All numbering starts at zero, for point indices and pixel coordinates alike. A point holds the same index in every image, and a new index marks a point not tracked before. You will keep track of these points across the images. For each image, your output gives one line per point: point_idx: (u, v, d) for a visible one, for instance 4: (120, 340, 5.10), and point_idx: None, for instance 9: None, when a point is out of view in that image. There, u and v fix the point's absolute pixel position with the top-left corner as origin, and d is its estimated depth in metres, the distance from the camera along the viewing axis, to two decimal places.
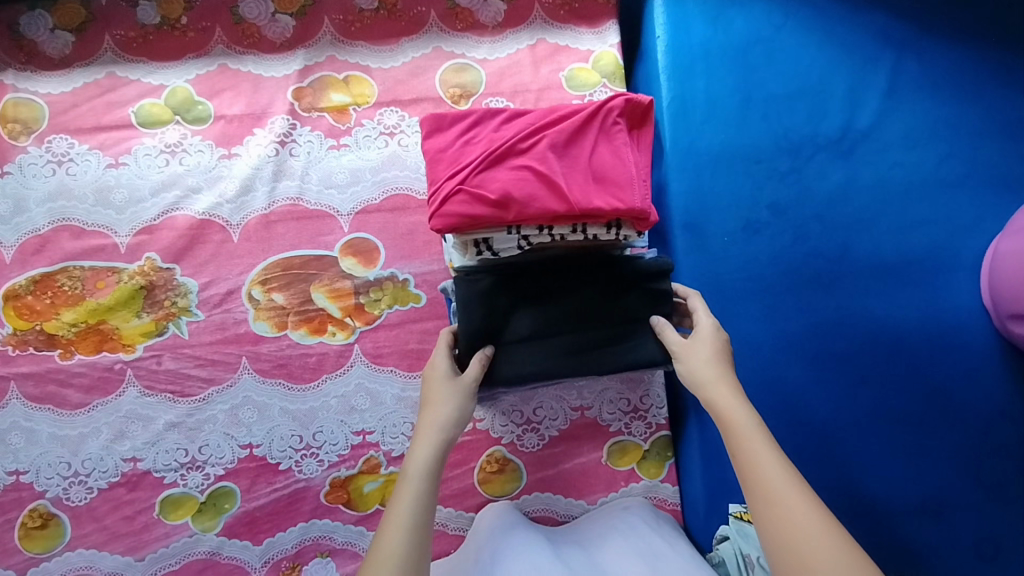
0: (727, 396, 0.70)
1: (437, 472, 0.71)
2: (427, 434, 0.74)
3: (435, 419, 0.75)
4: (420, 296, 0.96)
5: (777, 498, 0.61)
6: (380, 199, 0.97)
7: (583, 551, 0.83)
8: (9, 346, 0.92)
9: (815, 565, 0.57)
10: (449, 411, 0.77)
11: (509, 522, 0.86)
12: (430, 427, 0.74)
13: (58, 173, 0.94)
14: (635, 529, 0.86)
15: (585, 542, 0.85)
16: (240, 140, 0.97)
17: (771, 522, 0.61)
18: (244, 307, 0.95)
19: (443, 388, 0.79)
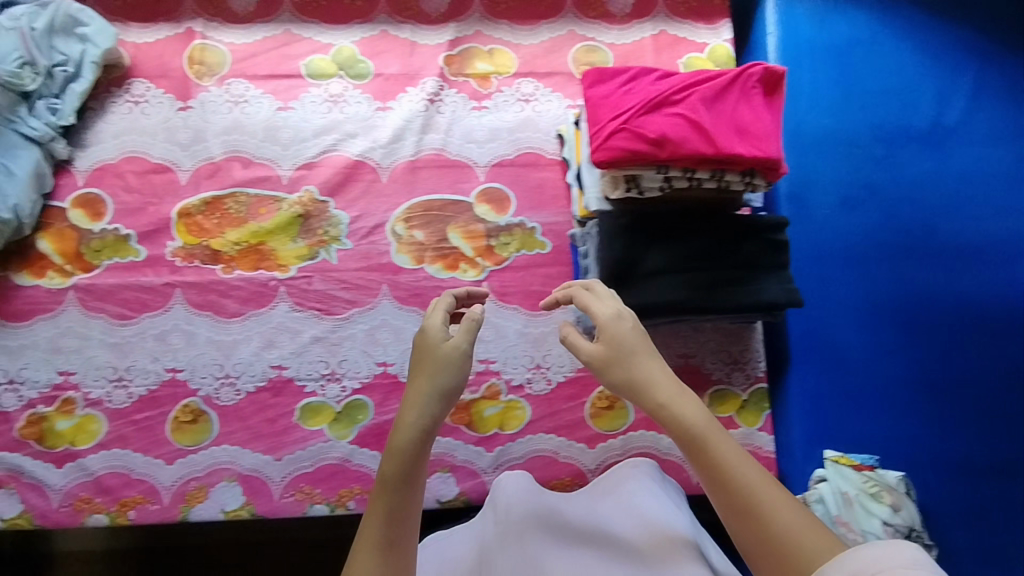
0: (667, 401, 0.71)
1: (414, 472, 0.70)
2: (410, 422, 0.71)
3: (409, 415, 0.72)
4: (545, 243, 1.06)
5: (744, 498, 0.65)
6: (514, 156, 1.08)
7: (588, 508, 0.90)
8: (177, 258, 1.02)
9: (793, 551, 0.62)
10: (434, 393, 0.72)
11: (521, 488, 0.92)
12: (408, 422, 0.71)
13: (233, 111, 1.06)
14: (633, 480, 0.94)
15: (593, 496, 0.93)
16: (395, 95, 1.08)
17: (745, 521, 0.65)
18: (388, 240, 1.05)
19: (427, 373, 0.74)
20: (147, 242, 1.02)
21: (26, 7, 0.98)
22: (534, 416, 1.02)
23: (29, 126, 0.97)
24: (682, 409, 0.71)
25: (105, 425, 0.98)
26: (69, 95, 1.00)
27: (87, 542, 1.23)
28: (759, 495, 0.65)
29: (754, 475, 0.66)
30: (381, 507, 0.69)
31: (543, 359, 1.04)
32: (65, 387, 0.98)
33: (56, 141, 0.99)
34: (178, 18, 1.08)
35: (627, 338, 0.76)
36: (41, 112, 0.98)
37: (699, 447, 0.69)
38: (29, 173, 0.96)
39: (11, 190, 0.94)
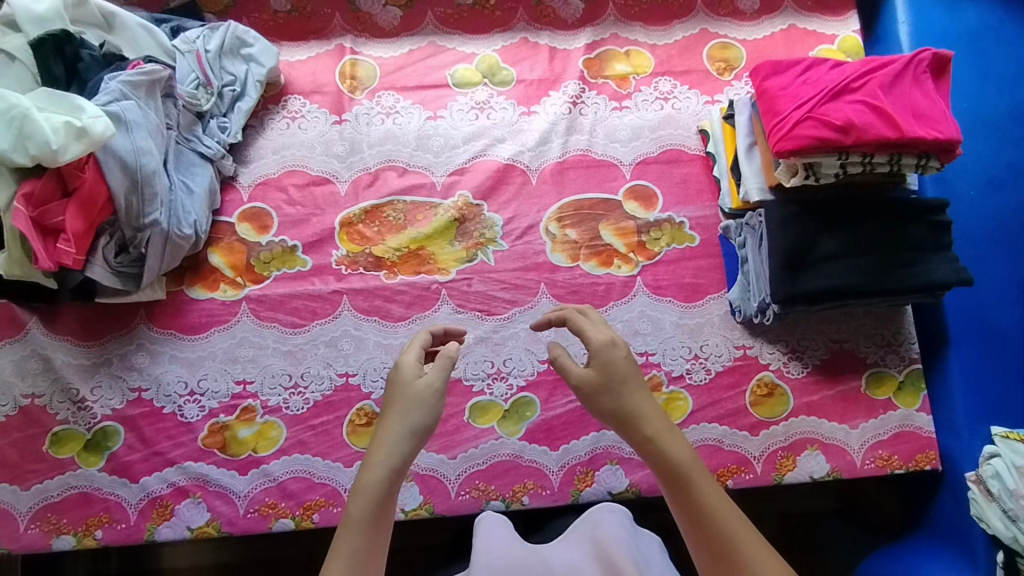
0: (671, 441, 0.71)
1: (386, 511, 0.66)
2: (375, 461, 0.68)
3: (382, 452, 0.69)
4: (694, 237, 1.08)
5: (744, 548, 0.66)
6: (657, 153, 1.10)
7: (567, 558, 0.91)
8: (342, 265, 1.05)
9: None
10: (408, 431, 0.70)
11: (500, 536, 0.92)
12: (380, 460, 0.68)
13: (385, 122, 1.10)
14: (607, 531, 0.92)
15: (567, 540, 0.94)
16: (539, 100, 1.11)
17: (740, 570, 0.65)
18: (543, 239, 1.07)
19: (398, 407, 0.71)
20: (312, 251, 1.06)
21: (198, 31, 1.02)
22: (696, 405, 1.03)
23: (203, 145, 1.01)
24: (672, 446, 0.71)
25: (284, 431, 1.00)
26: (237, 114, 1.04)
27: (193, 558, 1.27)
28: (736, 540, 0.66)
29: (731, 517, 0.68)
30: (347, 544, 0.65)
31: (701, 349, 1.05)
32: (243, 396, 1.01)
33: (225, 158, 1.03)
34: (327, 35, 1.12)
35: (620, 369, 0.74)
36: (212, 131, 1.02)
37: (680, 485, 0.69)
38: (205, 191, 1.00)
39: (192, 207, 0.97)
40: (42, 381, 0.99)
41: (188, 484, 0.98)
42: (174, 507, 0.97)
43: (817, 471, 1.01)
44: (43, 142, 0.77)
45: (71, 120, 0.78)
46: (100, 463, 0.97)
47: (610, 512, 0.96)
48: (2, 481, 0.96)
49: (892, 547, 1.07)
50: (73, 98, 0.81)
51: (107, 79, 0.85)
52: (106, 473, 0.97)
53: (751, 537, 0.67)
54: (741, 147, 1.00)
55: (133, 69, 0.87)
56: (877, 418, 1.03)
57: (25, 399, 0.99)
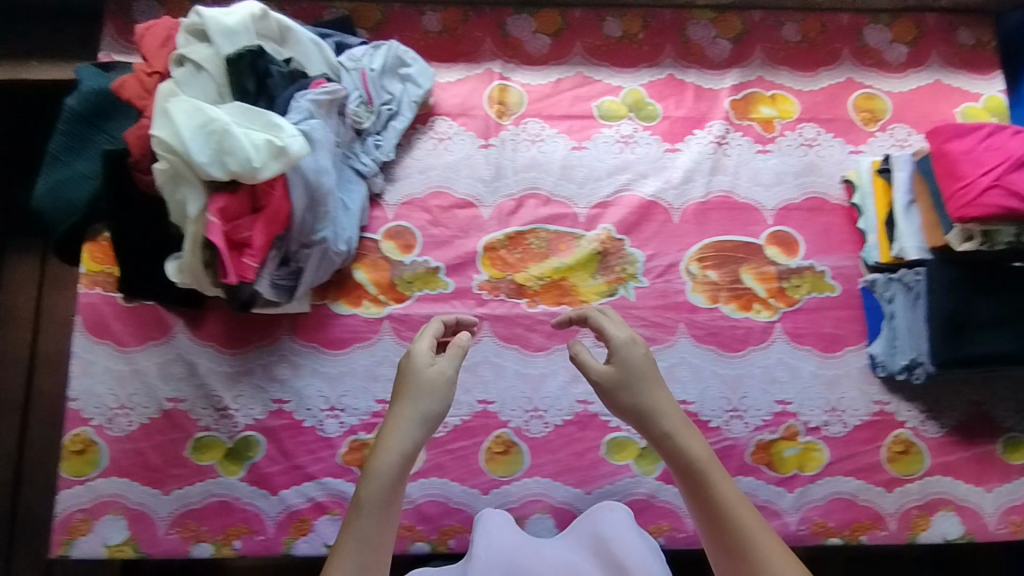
0: (686, 436, 0.71)
1: (395, 495, 0.66)
2: (388, 448, 0.68)
3: (401, 432, 0.69)
4: (835, 287, 1.08)
5: (766, 544, 0.66)
6: (801, 199, 1.10)
7: (563, 555, 0.91)
8: (484, 291, 1.05)
9: None
10: (420, 418, 0.70)
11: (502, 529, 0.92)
12: (392, 444, 0.68)
13: (531, 149, 1.09)
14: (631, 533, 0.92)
15: (571, 541, 0.94)
16: (684, 138, 1.11)
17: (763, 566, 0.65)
18: (683, 280, 1.07)
19: (415, 390, 0.71)
20: (455, 274, 1.05)
21: (362, 49, 1.03)
22: (832, 457, 1.04)
23: (360, 162, 1.01)
24: (667, 439, 0.71)
25: (423, 453, 1.01)
26: (390, 132, 1.04)
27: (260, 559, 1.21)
28: (754, 540, 0.66)
29: (746, 513, 0.68)
30: (354, 523, 0.65)
31: (838, 402, 1.06)
32: (383, 415, 1.01)
33: (376, 176, 1.03)
34: (477, 58, 1.11)
35: (640, 365, 0.75)
36: (368, 148, 1.02)
37: (705, 484, 0.69)
38: (359, 208, 1.00)
39: (348, 224, 0.98)
40: (185, 386, 1.00)
41: (327, 500, 0.99)
42: (313, 522, 0.98)
43: (951, 533, 1.02)
44: (245, 160, 0.77)
45: (271, 138, 0.78)
46: (241, 473, 0.98)
47: (610, 511, 0.95)
48: (144, 483, 0.97)
49: None
50: (268, 115, 0.80)
51: (295, 98, 0.85)
52: (246, 483, 0.98)
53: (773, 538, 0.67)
54: (901, 203, 1.00)
55: (316, 88, 0.87)
56: (1012, 482, 1.04)
57: (168, 403, 0.99)
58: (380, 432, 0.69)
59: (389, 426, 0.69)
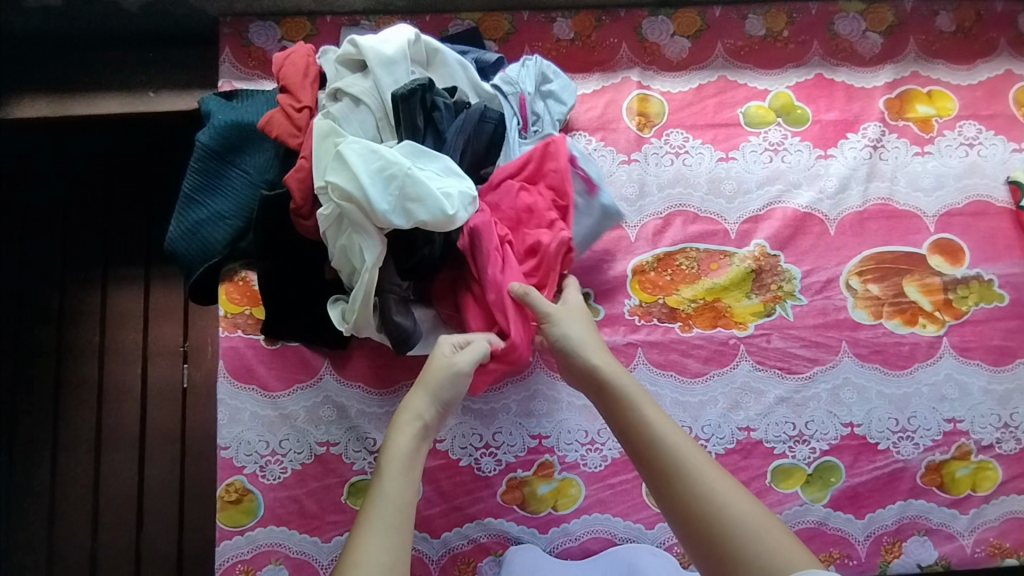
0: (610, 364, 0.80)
1: (414, 467, 0.73)
2: (407, 424, 0.76)
3: (405, 442, 0.75)
4: (1004, 296, 1.02)
5: (678, 443, 0.71)
6: (963, 204, 1.04)
7: None
8: (636, 316, 1.00)
9: (710, 492, 0.66)
10: (433, 403, 0.79)
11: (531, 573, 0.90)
12: (408, 422, 0.77)
13: (675, 162, 1.04)
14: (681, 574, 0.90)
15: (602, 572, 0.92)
16: (836, 143, 1.05)
17: (685, 463, 0.69)
18: (844, 295, 1.01)
19: (416, 393, 0.80)
20: (604, 300, 1.00)
21: (516, 68, 0.98)
22: (1006, 475, 0.99)
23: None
24: (642, 410, 0.74)
25: (583, 488, 0.96)
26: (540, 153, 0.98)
27: None
28: (668, 439, 0.71)
29: (668, 424, 0.73)
30: (375, 524, 0.66)
31: (1011, 417, 1.00)
32: (540, 450, 0.97)
33: None
34: (614, 66, 1.06)
35: (572, 312, 0.87)
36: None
37: (646, 446, 0.72)
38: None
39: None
40: (336, 429, 0.96)
41: (489, 540, 0.95)
42: (476, 564, 0.94)
43: None
44: (435, 207, 0.76)
45: (459, 186, 0.79)
46: None
47: (653, 555, 0.92)
48: (303, 531, 0.94)
49: None
50: (446, 161, 0.81)
51: (463, 133, 0.84)
52: None
53: (738, 495, 0.66)
54: None
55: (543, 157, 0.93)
56: None
57: (320, 446, 0.96)
58: (396, 419, 0.77)
59: (405, 411, 0.78)
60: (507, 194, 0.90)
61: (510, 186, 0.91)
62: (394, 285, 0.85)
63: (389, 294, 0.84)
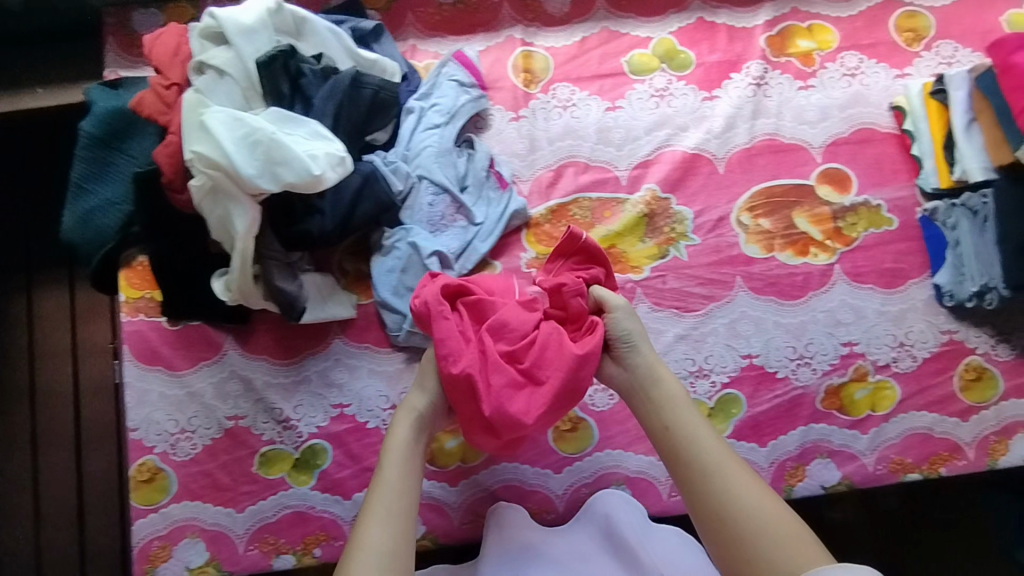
0: (667, 384, 0.85)
1: (411, 464, 0.80)
2: (403, 421, 0.83)
3: (402, 437, 0.82)
4: (892, 219, 1.03)
5: (716, 468, 0.77)
6: (848, 133, 1.05)
7: (581, 547, 0.92)
8: (532, 268, 1.02)
9: (739, 512, 0.74)
10: (427, 401, 0.84)
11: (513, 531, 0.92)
12: (406, 420, 0.83)
13: (563, 115, 1.05)
14: (661, 536, 0.93)
15: (583, 528, 0.94)
16: (720, 83, 1.06)
17: (721, 483, 0.76)
18: (735, 231, 1.03)
19: (413, 396, 0.85)
20: (501, 256, 1.02)
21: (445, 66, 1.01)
22: (905, 394, 1.01)
23: (418, 160, 0.96)
24: (690, 433, 0.80)
25: None
26: (447, 123, 0.98)
27: None
28: (711, 461, 0.78)
29: (710, 446, 0.79)
30: (374, 516, 0.75)
31: (906, 336, 1.02)
32: None
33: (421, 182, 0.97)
34: (496, 26, 1.07)
35: (629, 328, 0.87)
36: (416, 140, 0.97)
37: (687, 468, 0.79)
38: (440, 216, 0.97)
39: (444, 236, 0.97)
40: (244, 402, 0.98)
41: None
42: None
43: None
44: (300, 168, 0.75)
45: (328, 149, 0.78)
46: (312, 481, 0.97)
47: (627, 503, 0.95)
48: (217, 504, 0.96)
49: None
50: (312, 124, 0.79)
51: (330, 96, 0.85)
52: (319, 491, 0.97)
53: (776, 513, 0.74)
54: (959, 124, 0.94)
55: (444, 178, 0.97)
56: None
57: (229, 421, 0.97)
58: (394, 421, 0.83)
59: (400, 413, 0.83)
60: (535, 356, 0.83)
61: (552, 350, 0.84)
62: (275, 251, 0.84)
63: (269, 261, 0.84)
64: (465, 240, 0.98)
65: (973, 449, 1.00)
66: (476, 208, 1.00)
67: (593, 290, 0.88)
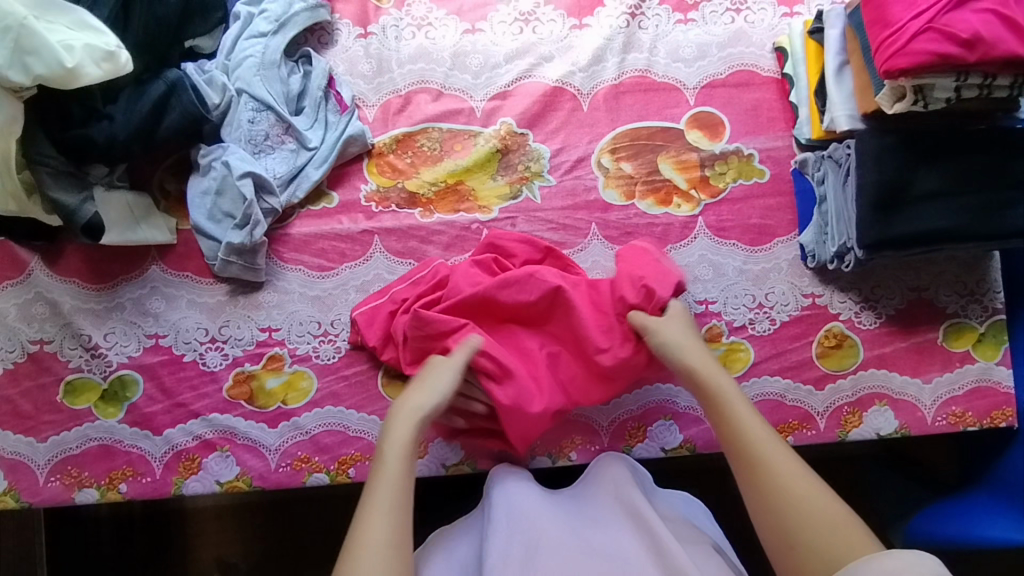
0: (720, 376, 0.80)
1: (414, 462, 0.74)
2: (405, 416, 0.76)
3: (403, 433, 0.75)
4: (764, 171, 0.96)
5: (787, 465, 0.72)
6: (726, 74, 0.97)
7: (587, 513, 0.82)
8: (372, 202, 0.94)
9: (800, 506, 0.69)
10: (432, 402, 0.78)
11: (516, 483, 0.83)
12: (406, 418, 0.76)
13: (417, 36, 0.97)
14: (670, 521, 0.83)
15: (589, 493, 0.85)
16: (591, 11, 0.99)
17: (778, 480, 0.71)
18: (594, 174, 0.95)
19: (415, 395, 0.78)
20: (338, 186, 0.94)
21: None
22: (759, 357, 0.94)
23: (238, 72, 0.90)
24: (747, 432, 0.76)
25: (315, 382, 0.92)
26: (275, 32, 0.91)
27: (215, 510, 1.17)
28: (772, 459, 0.73)
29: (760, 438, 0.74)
30: (375, 512, 0.69)
31: (766, 297, 0.95)
32: (269, 343, 0.92)
33: (240, 97, 0.90)
34: None
35: (674, 337, 0.82)
36: (239, 49, 0.90)
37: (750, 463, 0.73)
38: (263, 135, 0.90)
39: (270, 159, 0.91)
40: (50, 326, 0.91)
41: (215, 437, 0.91)
42: (201, 460, 0.90)
43: (884, 428, 0.94)
44: (50, 59, 0.68)
45: (90, 41, 0.70)
46: (120, 414, 0.91)
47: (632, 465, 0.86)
48: (17, 432, 0.90)
49: (947, 502, 1.04)
50: (79, 12, 0.70)
51: None
52: (126, 425, 0.90)
53: (833, 504, 0.69)
54: (830, 67, 0.88)
55: (267, 94, 0.90)
56: (952, 372, 0.95)
57: (34, 345, 0.91)
58: (392, 416, 0.77)
59: (400, 411, 0.77)
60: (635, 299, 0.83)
61: (643, 293, 0.83)
62: (48, 156, 0.79)
63: (41, 168, 0.79)
64: (295, 165, 0.91)
65: (824, 419, 0.93)
66: (309, 130, 0.92)
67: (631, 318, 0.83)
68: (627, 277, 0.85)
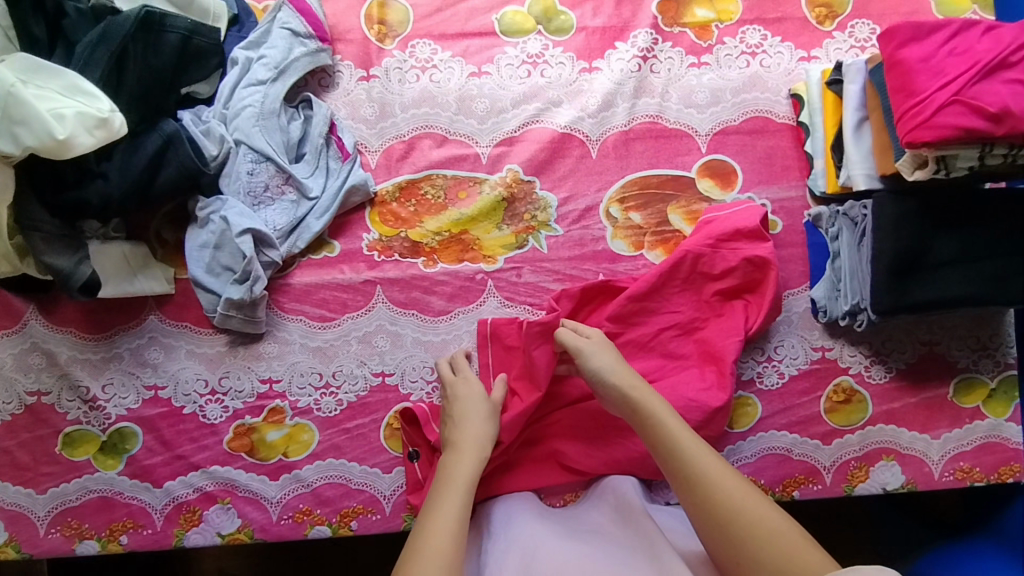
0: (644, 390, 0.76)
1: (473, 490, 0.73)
2: (469, 449, 0.76)
3: (467, 465, 0.74)
4: (776, 222, 0.94)
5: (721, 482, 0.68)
6: (739, 121, 0.94)
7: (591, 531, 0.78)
8: (375, 251, 0.92)
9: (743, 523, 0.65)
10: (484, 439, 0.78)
11: (517, 509, 0.80)
12: (469, 449, 0.75)
13: (421, 79, 0.94)
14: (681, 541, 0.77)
15: (594, 517, 0.81)
16: (602, 53, 0.96)
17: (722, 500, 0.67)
18: (603, 224, 0.93)
19: (468, 426, 0.78)
20: (340, 235, 0.92)
21: (285, 10, 0.90)
22: (767, 412, 0.93)
23: (236, 122, 0.87)
24: (673, 433, 0.72)
25: (316, 434, 0.90)
26: (274, 80, 0.88)
27: (209, 557, 1.14)
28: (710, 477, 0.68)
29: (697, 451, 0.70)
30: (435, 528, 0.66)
31: (775, 351, 0.94)
32: (270, 396, 0.91)
33: (238, 148, 0.87)
34: None
35: (606, 366, 0.78)
36: (237, 97, 0.87)
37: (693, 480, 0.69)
38: (262, 187, 0.88)
39: (269, 211, 0.88)
40: (47, 377, 0.90)
41: (215, 489, 0.90)
42: (202, 513, 0.89)
43: (890, 483, 0.93)
44: (40, 130, 0.65)
45: (81, 107, 0.67)
46: (120, 466, 0.89)
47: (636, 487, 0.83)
48: (15, 484, 0.89)
49: (949, 552, 1.03)
50: (71, 76, 0.68)
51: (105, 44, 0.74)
52: (126, 476, 0.89)
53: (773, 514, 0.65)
54: (849, 122, 0.85)
55: (267, 146, 0.87)
56: (961, 428, 0.94)
57: (31, 396, 0.90)
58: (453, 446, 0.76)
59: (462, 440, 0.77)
60: (719, 269, 0.87)
61: (729, 264, 0.87)
62: (41, 223, 0.78)
63: (33, 234, 0.78)
64: (295, 216, 0.89)
65: (830, 475, 0.92)
66: (309, 180, 0.89)
67: (556, 333, 0.82)
68: (713, 246, 0.87)
